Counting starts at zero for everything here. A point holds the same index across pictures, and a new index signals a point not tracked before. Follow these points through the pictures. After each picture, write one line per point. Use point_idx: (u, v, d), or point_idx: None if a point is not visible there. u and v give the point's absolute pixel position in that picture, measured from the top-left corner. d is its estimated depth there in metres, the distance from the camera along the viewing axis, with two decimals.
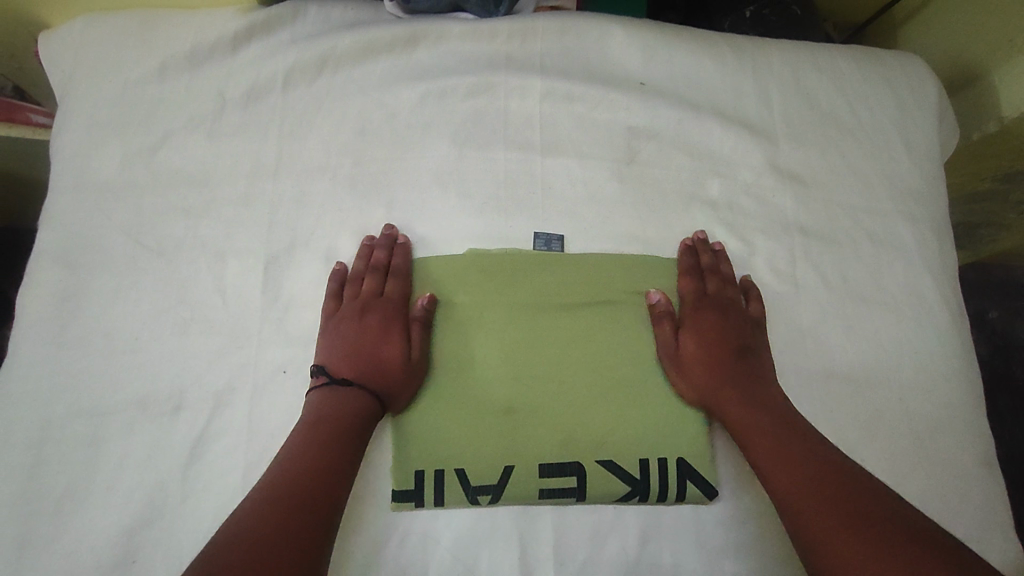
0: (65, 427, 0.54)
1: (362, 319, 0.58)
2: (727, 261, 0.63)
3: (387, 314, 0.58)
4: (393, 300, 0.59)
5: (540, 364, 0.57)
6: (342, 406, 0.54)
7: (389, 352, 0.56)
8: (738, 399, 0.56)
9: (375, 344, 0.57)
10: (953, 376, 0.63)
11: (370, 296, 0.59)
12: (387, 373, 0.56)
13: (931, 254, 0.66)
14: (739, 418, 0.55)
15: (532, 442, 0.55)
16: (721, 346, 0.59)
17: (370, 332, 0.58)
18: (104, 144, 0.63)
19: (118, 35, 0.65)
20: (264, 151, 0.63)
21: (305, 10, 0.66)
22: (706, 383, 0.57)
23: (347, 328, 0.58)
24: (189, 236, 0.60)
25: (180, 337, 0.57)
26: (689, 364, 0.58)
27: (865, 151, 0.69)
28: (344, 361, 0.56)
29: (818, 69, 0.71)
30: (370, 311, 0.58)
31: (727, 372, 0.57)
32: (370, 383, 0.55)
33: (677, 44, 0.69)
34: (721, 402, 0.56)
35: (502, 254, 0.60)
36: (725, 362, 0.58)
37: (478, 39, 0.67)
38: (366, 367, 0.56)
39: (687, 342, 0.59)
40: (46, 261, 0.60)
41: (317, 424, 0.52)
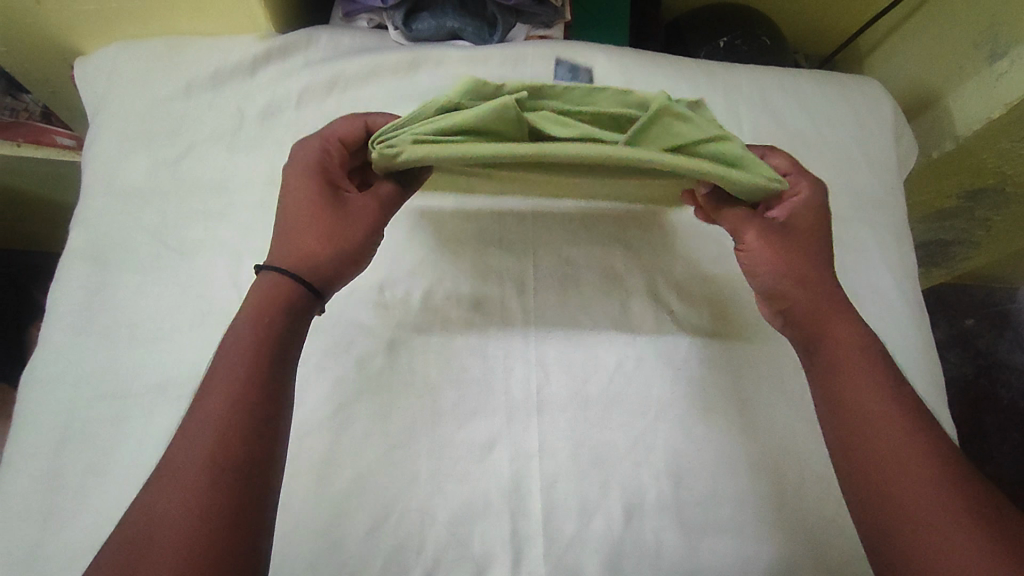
0: (91, 408, 0.59)
1: (290, 188, 0.57)
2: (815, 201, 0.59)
3: (310, 178, 0.56)
4: (314, 162, 0.57)
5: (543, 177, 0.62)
6: (272, 295, 0.52)
7: (320, 218, 0.55)
8: (843, 325, 0.55)
9: (307, 210, 0.55)
10: (913, 369, 0.68)
11: (294, 160, 0.58)
12: (320, 234, 0.55)
13: (889, 258, 0.72)
14: (844, 336, 0.55)
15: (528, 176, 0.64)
16: (825, 260, 0.58)
17: (297, 198, 0.56)
18: (132, 155, 0.69)
19: (147, 57, 0.72)
20: (279, 161, 0.69)
21: (317, 37, 0.73)
22: (810, 296, 0.56)
23: (281, 204, 0.57)
24: (208, 237, 0.66)
25: (198, 327, 0.62)
26: (793, 261, 0.57)
27: (829, 162, 0.75)
28: (281, 245, 0.55)
29: (783, 90, 0.78)
30: (290, 174, 0.57)
31: (830, 293, 0.57)
32: (308, 257, 0.54)
33: (656, 68, 0.76)
34: (823, 316, 0.56)
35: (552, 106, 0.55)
36: (821, 278, 0.58)
37: (474, 63, 0.74)
38: (295, 238, 0.54)
39: (789, 243, 0.57)
40: (77, 259, 0.65)
41: (252, 321, 0.50)
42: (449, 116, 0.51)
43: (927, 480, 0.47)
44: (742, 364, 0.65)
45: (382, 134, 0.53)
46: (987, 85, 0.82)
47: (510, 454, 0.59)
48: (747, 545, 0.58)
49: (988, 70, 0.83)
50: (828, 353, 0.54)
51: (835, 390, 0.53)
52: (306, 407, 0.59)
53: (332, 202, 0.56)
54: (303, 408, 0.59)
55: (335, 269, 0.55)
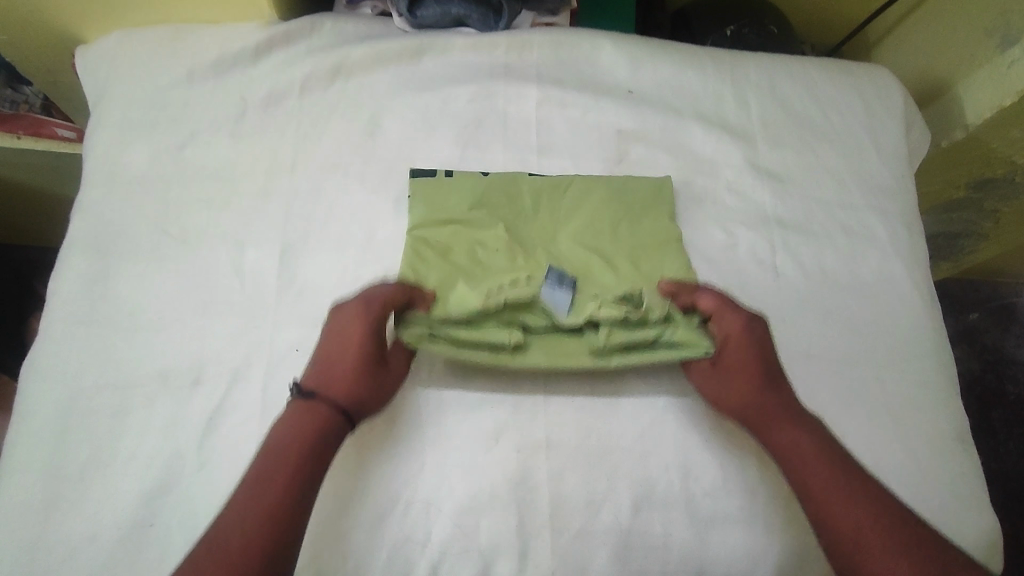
0: (91, 399, 0.58)
1: (343, 326, 0.56)
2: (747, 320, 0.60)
3: (367, 322, 0.56)
4: (379, 306, 0.56)
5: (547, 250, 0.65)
6: (309, 417, 0.52)
7: (365, 368, 0.55)
8: (790, 427, 0.55)
9: (352, 356, 0.55)
10: (923, 359, 0.67)
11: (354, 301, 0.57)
12: (355, 385, 0.54)
13: (898, 247, 0.71)
14: (792, 436, 0.54)
15: (535, 180, 0.68)
16: (762, 369, 0.57)
17: (349, 342, 0.55)
18: (134, 144, 0.68)
19: (150, 45, 0.71)
20: (282, 150, 0.68)
21: (321, 24, 0.72)
22: (758, 401, 0.56)
23: (328, 337, 0.56)
24: (210, 226, 0.65)
25: (201, 317, 0.61)
26: (732, 379, 0.58)
27: (839, 151, 0.74)
28: (317, 373, 0.55)
29: (791, 78, 0.77)
30: (349, 310, 0.57)
31: (774, 396, 0.56)
32: (339, 397, 0.54)
33: (663, 56, 0.75)
34: (770, 417, 0.55)
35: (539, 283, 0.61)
36: (768, 385, 0.57)
37: (479, 50, 0.73)
38: (334, 380, 0.54)
39: (728, 372, 0.58)
40: (78, 249, 0.64)
41: (293, 431, 0.52)
42: (461, 305, 0.58)
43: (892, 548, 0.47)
44: None
45: (411, 316, 0.58)
46: (999, 73, 0.81)
47: (516, 445, 0.58)
48: (757, 538, 0.57)
49: (999, 57, 0.82)
50: (780, 455, 0.54)
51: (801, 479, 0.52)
52: None
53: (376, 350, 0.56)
54: None
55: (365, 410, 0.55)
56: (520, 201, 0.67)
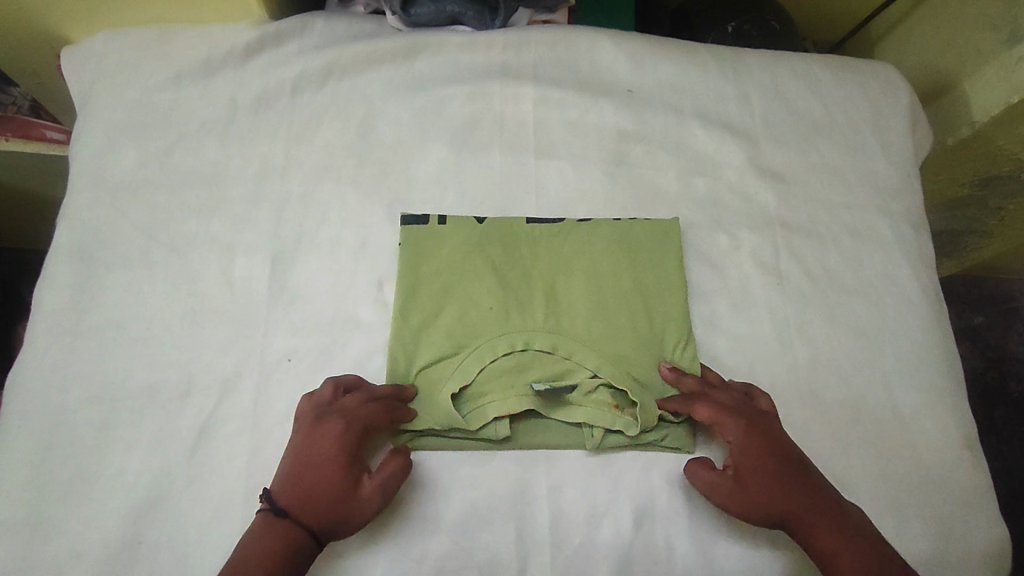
0: (78, 413, 0.57)
1: (321, 436, 0.52)
2: (759, 411, 0.57)
3: (348, 437, 0.52)
4: (361, 419, 0.53)
5: (547, 301, 0.62)
6: (272, 530, 0.49)
7: (339, 474, 0.51)
8: (824, 526, 0.53)
9: (328, 472, 0.51)
10: (930, 364, 0.65)
11: (337, 409, 0.54)
12: (325, 505, 0.50)
13: (905, 249, 0.70)
14: (832, 542, 0.52)
15: (533, 229, 0.65)
16: (783, 463, 0.54)
17: (327, 456, 0.52)
18: (120, 148, 0.66)
19: (136, 45, 0.69)
20: (273, 154, 0.66)
21: (312, 23, 0.70)
22: (790, 502, 0.53)
23: (304, 441, 0.53)
24: (199, 233, 0.63)
25: (190, 328, 0.60)
26: (758, 486, 0.54)
27: (844, 151, 0.73)
28: (288, 481, 0.51)
29: (795, 76, 0.75)
30: (330, 420, 0.53)
31: (804, 493, 0.53)
32: (305, 517, 0.50)
33: (664, 54, 0.73)
34: (807, 524, 0.53)
35: (537, 349, 0.59)
36: (796, 485, 0.54)
37: (475, 49, 0.71)
38: (306, 493, 0.51)
39: (751, 481, 0.54)
40: (63, 256, 0.62)
41: (252, 547, 0.49)
42: (447, 410, 0.56)
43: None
44: (754, 362, 0.63)
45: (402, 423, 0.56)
46: (1006, 69, 0.80)
47: (515, 458, 0.57)
48: (761, 550, 0.56)
49: (1006, 54, 0.80)
50: (823, 556, 0.52)
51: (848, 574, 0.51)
52: None
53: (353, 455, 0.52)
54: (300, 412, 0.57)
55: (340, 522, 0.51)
56: (517, 248, 0.64)
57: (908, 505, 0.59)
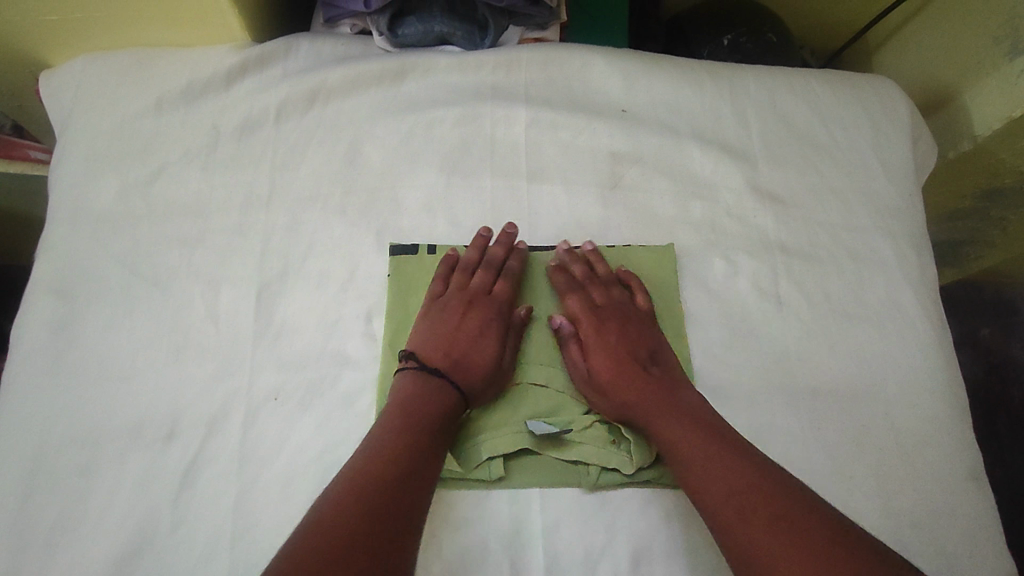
0: (58, 455, 0.55)
1: (466, 313, 0.60)
2: (615, 300, 0.62)
3: (492, 313, 0.60)
4: (500, 299, 0.61)
5: (536, 338, 0.62)
6: (428, 387, 0.55)
7: (484, 333, 0.59)
8: (660, 408, 0.55)
9: (472, 334, 0.59)
10: (932, 390, 0.64)
11: (478, 290, 0.61)
12: (475, 364, 0.57)
13: (906, 271, 0.68)
14: (661, 424, 0.54)
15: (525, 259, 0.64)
16: (632, 357, 0.59)
17: (474, 328, 0.59)
18: (102, 177, 0.64)
19: (116, 70, 0.67)
20: (258, 181, 0.64)
21: (297, 45, 0.68)
22: (632, 395, 0.57)
23: (449, 318, 0.60)
24: (183, 266, 0.61)
25: (174, 364, 0.58)
26: (607, 381, 0.58)
27: (843, 170, 0.71)
28: (437, 349, 0.58)
29: (793, 93, 0.73)
30: (474, 289, 0.61)
31: (643, 382, 0.57)
32: (462, 378, 0.56)
33: (658, 72, 0.72)
34: (646, 410, 0.56)
35: (527, 385, 0.60)
36: (641, 373, 0.58)
37: (464, 70, 0.69)
38: (459, 357, 0.58)
39: (605, 374, 0.58)
40: (42, 291, 0.61)
41: (409, 403, 0.54)
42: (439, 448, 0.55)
43: (748, 505, 0.47)
44: (754, 392, 0.61)
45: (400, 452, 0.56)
46: (1006, 82, 0.78)
47: (510, 497, 0.55)
48: None
49: (1007, 66, 0.78)
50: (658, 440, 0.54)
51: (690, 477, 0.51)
52: (290, 451, 0.55)
53: (490, 317, 0.60)
54: (288, 451, 0.55)
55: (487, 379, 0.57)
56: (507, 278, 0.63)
57: (914, 538, 0.58)
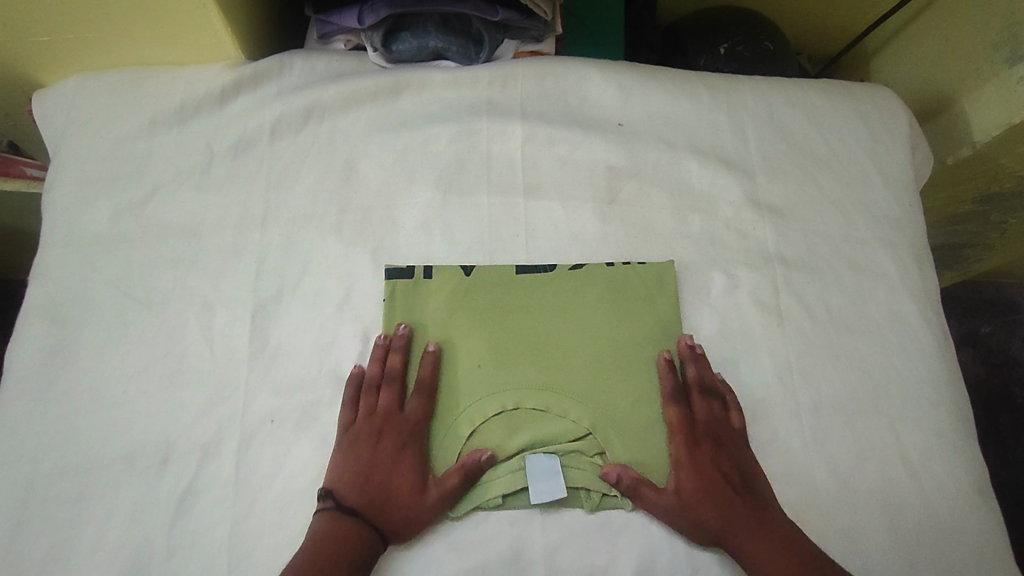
0: (50, 484, 0.54)
1: (379, 442, 0.55)
2: (713, 410, 0.59)
3: (408, 436, 0.55)
4: (413, 420, 0.56)
5: (540, 356, 0.59)
6: (337, 535, 0.51)
7: (399, 464, 0.54)
8: (755, 535, 0.53)
9: (386, 466, 0.54)
10: (936, 402, 0.63)
11: (389, 411, 0.56)
12: (390, 501, 0.53)
13: (906, 281, 0.67)
14: (758, 552, 0.53)
15: (525, 278, 0.62)
16: (725, 475, 0.56)
17: (390, 458, 0.54)
18: (95, 199, 0.64)
19: (109, 90, 0.67)
20: (252, 201, 0.64)
21: (291, 63, 0.68)
22: (727, 522, 0.54)
23: (361, 449, 0.55)
24: (176, 288, 0.61)
25: (168, 389, 0.57)
26: (703, 510, 0.54)
27: (842, 182, 0.70)
28: (351, 482, 0.53)
29: (791, 104, 0.73)
30: (385, 410, 0.56)
31: (737, 505, 0.54)
32: (380, 519, 0.52)
33: (654, 85, 0.71)
34: (739, 537, 0.53)
35: (527, 409, 0.57)
36: (735, 494, 0.55)
37: (459, 86, 0.69)
38: (374, 497, 0.53)
39: (696, 498, 0.55)
40: (35, 316, 0.60)
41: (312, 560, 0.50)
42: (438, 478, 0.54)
43: None
44: (755, 408, 0.61)
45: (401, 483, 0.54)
46: (1006, 89, 0.77)
47: (509, 519, 0.54)
48: None
49: (1006, 72, 0.77)
50: (751, 564, 0.53)
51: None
52: (287, 474, 0.55)
53: (404, 445, 0.55)
54: (284, 475, 0.55)
55: (405, 517, 0.53)
56: (507, 299, 0.61)
57: (920, 554, 0.57)
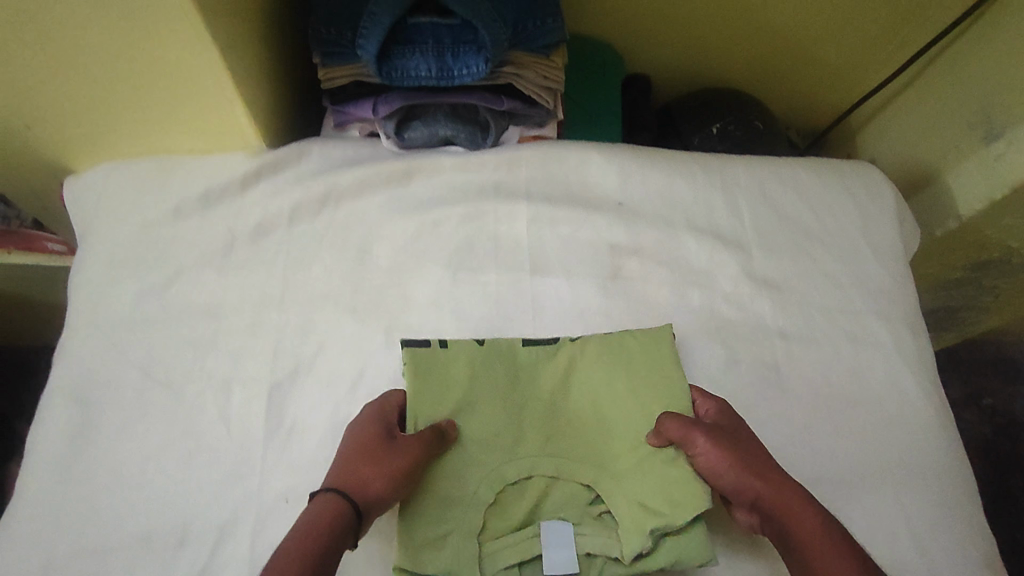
0: (66, 568, 0.55)
1: (356, 433, 0.56)
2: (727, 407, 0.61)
3: (378, 425, 0.56)
4: (383, 416, 0.57)
5: (550, 428, 0.61)
6: (320, 520, 0.49)
7: (372, 443, 0.54)
8: (773, 478, 0.54)
9: (360, 447, 0.54)
10: (939, 472, 0.64)
11: (366, 415, 0.57)
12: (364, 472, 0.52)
13: (902, 352, 0.70)
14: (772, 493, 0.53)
15: (537, 352, 0.63)
16: (749, 437, 0.57)
17: (362, 440, 0.55)
18: (121, 282, 0.67)
19: (137, 176, 0.70)
20: (271, 281, 0.67)
21: (309, 150, 0.72)
22: (753, 465, 0.54)
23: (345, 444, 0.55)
24: (196, 368, 0.63)
25: (187, 468, 0.59)
26: (738, 455, 0.55)
27: (834, 256, 0.74)
28: (336, 471, 0.53)
29: (781, 182, 0.77)
30: (364, 414, 0.58)
31: (759, 456, 0.55)
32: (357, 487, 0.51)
33: (651, 165, 0.75)
34: (761, 475, 0.54)
35: (545, 478, 0.59)
36: (756, 449, 0.56)
37: (468, 170, 0.73)
38: (350, 474, 0.52)
39: (730, 443, 0.55)
40: (58, 397, 0.62)
41: (299, 542, 0.47)
42: (455, 547, 0.54)
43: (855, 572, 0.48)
44: None
45: (419, 552, 0.53)
46: (985, 164, 0.81)
47: None
48: None
49: (985, 150, 0.81)
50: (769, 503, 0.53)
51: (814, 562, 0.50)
52: None
53: (381, 430, 0.56)
54: None
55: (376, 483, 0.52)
56: (518, 372, 0.62)
57: None
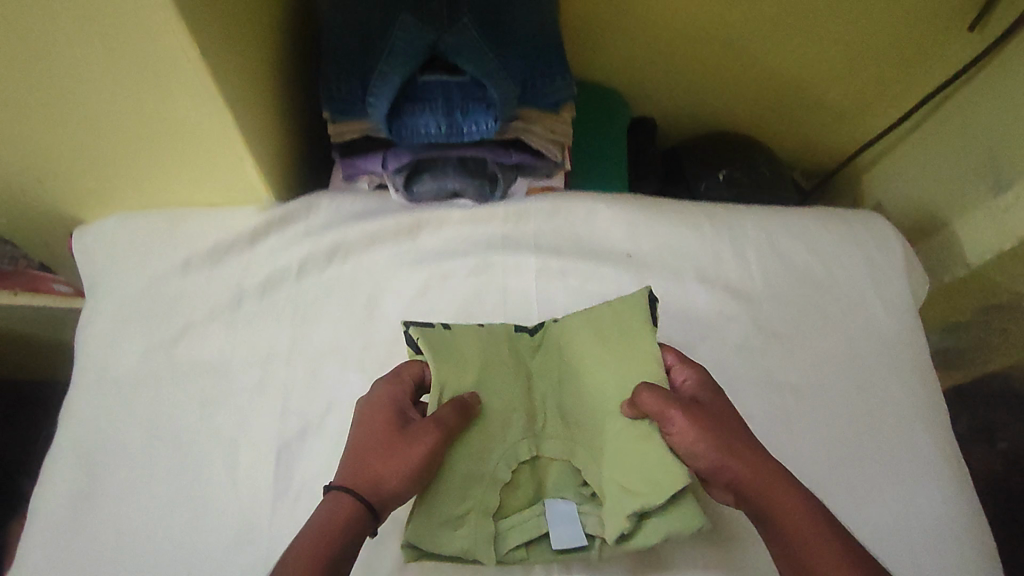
0: None
1: (369, 418, 0.53)
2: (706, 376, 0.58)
3: (390, 410, 0.54)
4: (395, 398, 0.55)
5: (562, 439, 0.59)
6: (331, 520, 0.48)
7: (384, 431, 0.52)
8: (752, 456, 0.51)
9: (372, 435, 0.52)
10: (955, 532, 0.63)
11: (379, 394, 0.55)
12: (377, 465, 0.50)
13: (914, 405, 0.69)
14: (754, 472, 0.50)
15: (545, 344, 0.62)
16: (726, 413, 0.53)
17: (374, 426, 0.52)
18: (129, 338, 0.67)
19: (145, 229, 0.70)
20: (279, 338, 0.67)
21: (317, 204, 0.72)
22: (733, 443, 0.51)
23: (359, 429, 0.53)
24: (203, 428, 0.62)
25: (193, 532, 0.58)
26: (715, 433, 0.51)
27: (843, 308, 0.73)
28: (349, 462, 0.51)
29: (789, 233, 0.77)
30: (376, 392, 0.55)
31: (738, 432, 0.52)
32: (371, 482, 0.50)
33: (658, 216, 0.75)
34: (741, 455, 0.50)
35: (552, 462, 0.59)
36: (734, 425, 0.52)
37: (477, 224, 0.73)
38: (362, 468, 0.50)
39: (707, 421, 0.52)
40: (64, 459, 0.61)
41: (311, 543, 0.46)
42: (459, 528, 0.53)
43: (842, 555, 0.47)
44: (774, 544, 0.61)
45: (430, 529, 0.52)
46: (993, 215, 0.82)
47: None
48: None
49: (993, 201, 0.82)
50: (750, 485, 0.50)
51: (796, 546, 0.48)
52: None
53: (394, 416, 0.53)
54: None
55: (390, 478, 0.50)
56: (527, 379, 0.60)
57: None
